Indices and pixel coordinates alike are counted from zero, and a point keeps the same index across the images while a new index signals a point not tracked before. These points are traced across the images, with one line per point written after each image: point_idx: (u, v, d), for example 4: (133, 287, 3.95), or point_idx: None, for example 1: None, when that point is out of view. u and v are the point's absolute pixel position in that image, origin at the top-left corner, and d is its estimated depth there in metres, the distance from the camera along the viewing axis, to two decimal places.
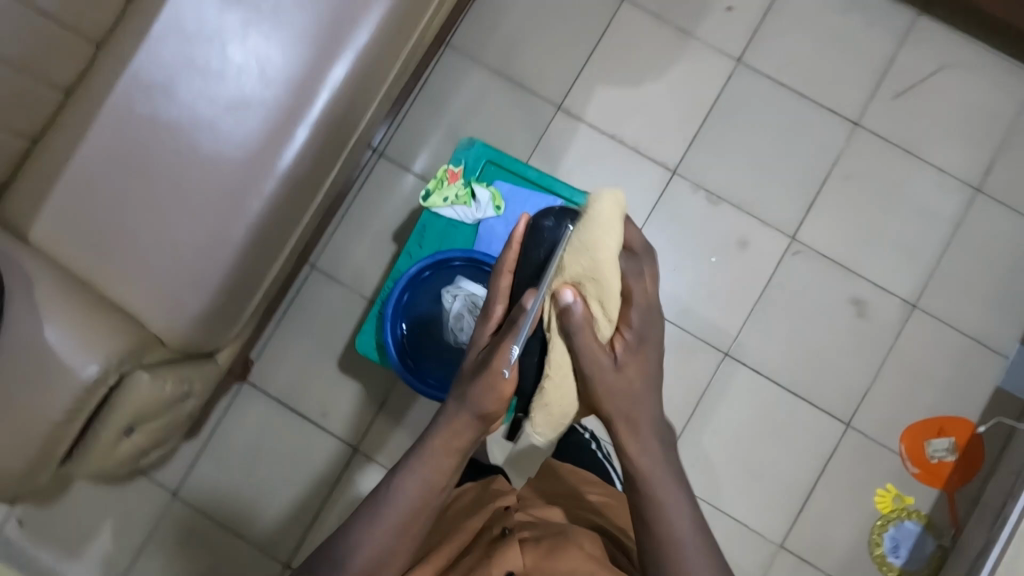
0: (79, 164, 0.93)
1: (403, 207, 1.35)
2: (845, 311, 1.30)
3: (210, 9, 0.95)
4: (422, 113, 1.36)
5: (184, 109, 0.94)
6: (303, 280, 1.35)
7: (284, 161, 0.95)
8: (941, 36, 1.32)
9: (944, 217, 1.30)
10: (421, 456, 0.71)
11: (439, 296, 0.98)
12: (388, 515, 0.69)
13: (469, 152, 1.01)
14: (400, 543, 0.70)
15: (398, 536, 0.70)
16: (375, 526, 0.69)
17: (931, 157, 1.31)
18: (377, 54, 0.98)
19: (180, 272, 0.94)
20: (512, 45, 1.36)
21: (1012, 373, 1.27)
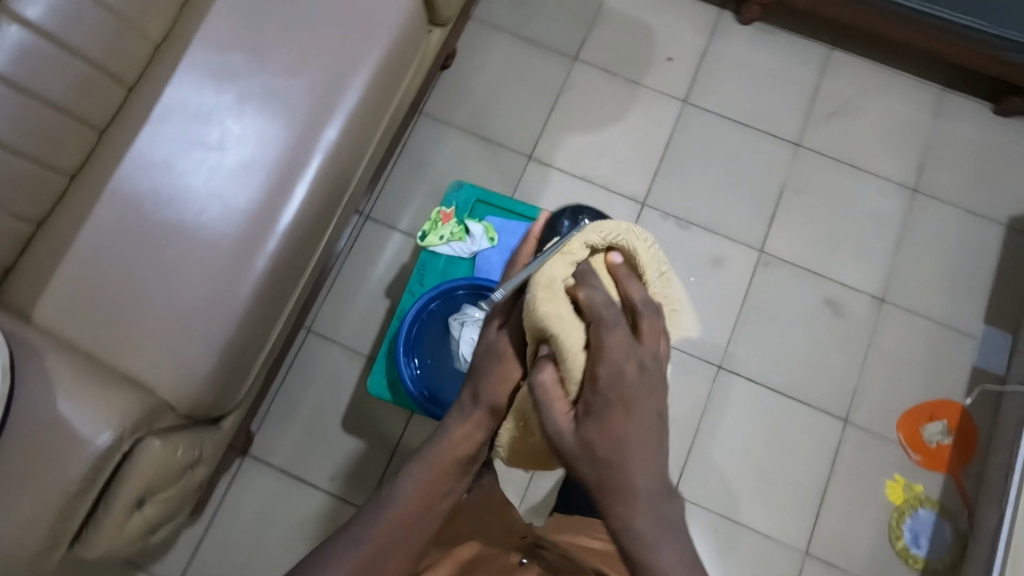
0: (86, 242, 0.97)
1: (393, 262, 1.40)
2: (821, 313, 1.38)
3: (206, 90, 1.03)
4: (404, 174, 1.44)
5: (186, 180, 1.00)
6: (301, 343, 1.36)
7: (285, 220, 1.00)
8: (855, 64, 1.51)
9: (891, 218, 1.43)
10: (428, 456, 0.73)
11: (446, 327, 1.04)
12: (393, 508, 0.70)
13: (459, 194, 1.11)
14: (401, 547, 0.69)
15: (401, 532, 0.69)
16: (379, 519, 0.69)
17: (869, 167, 1.46)
18: (364, 117, 1.07)
19: (189, 336, 0.96)
20: (481, 106, 1.48)
21: (982, 352, 1.36)
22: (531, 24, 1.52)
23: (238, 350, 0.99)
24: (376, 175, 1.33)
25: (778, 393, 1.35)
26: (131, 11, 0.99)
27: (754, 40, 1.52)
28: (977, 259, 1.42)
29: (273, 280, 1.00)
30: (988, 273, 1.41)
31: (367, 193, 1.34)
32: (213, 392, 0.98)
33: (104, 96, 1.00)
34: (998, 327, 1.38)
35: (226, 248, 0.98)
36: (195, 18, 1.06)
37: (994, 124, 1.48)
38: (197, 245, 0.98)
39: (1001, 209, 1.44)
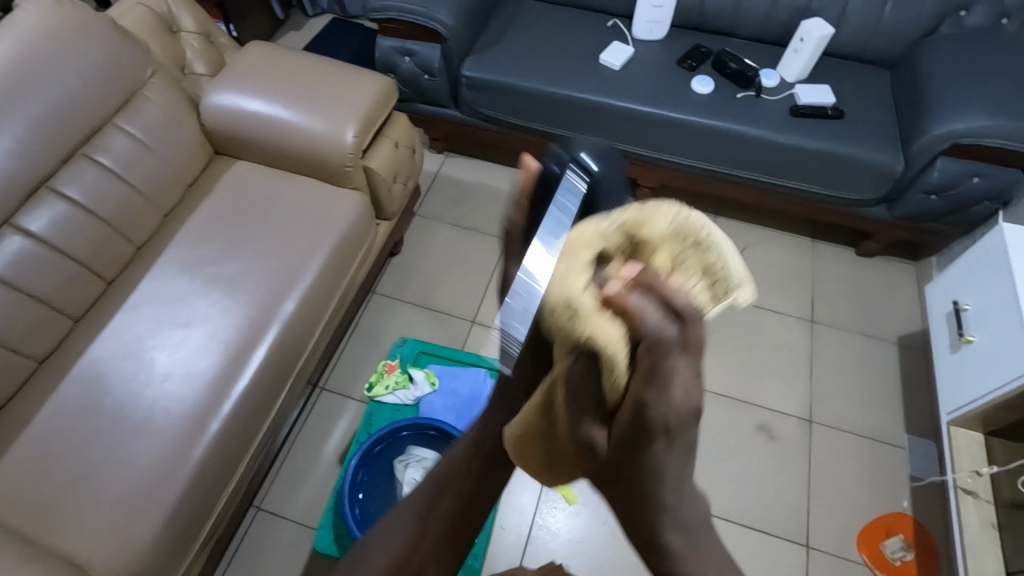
0: (46, 421, 1.02)
1: (347, 428, 1.44)
2: (757, 438, 1.46)
3: (178, 279, 1.19)
4: (358, 347, 1.57)
5: (150, 356, 1.09)
6: (250, 522, 1.32)
7: (241, 383, 1.09)
8: (737, 227, 1.83)
9: (798, 346, 1.60)
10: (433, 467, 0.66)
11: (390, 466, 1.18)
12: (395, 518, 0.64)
13: (403, 348, 1.41)
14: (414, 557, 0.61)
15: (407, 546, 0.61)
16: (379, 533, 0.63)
17: (768, 305, 1.67)
18: (319, 291, 1.23)
19: (133, 505, 0.96)
20: (427, 283, 1.68)
21: (914, 461, 1.43)
22: (466, 215, 1.81)
23: (183, 520, 0.98)
24: (330, 347, 1.45)
25: (734, 523, 1.36)
26: (122, 221, 1.19)
27: None
28: (884, 375, 1.56)
29: (225, 443, 1.05)
30: (897, 387, 1.55)
31: (322, 365, 1.44)
32: (152, 567, 0.94)
33: (85, 290, 1.14)
34: (920, 435, 1.47)
35: (181, 415, 1.04)
36: (176, 226, 1.27)
37: (862, 262, 1.76)
38: (155, 415, 1.04)
39: (890, 329, 1.64)
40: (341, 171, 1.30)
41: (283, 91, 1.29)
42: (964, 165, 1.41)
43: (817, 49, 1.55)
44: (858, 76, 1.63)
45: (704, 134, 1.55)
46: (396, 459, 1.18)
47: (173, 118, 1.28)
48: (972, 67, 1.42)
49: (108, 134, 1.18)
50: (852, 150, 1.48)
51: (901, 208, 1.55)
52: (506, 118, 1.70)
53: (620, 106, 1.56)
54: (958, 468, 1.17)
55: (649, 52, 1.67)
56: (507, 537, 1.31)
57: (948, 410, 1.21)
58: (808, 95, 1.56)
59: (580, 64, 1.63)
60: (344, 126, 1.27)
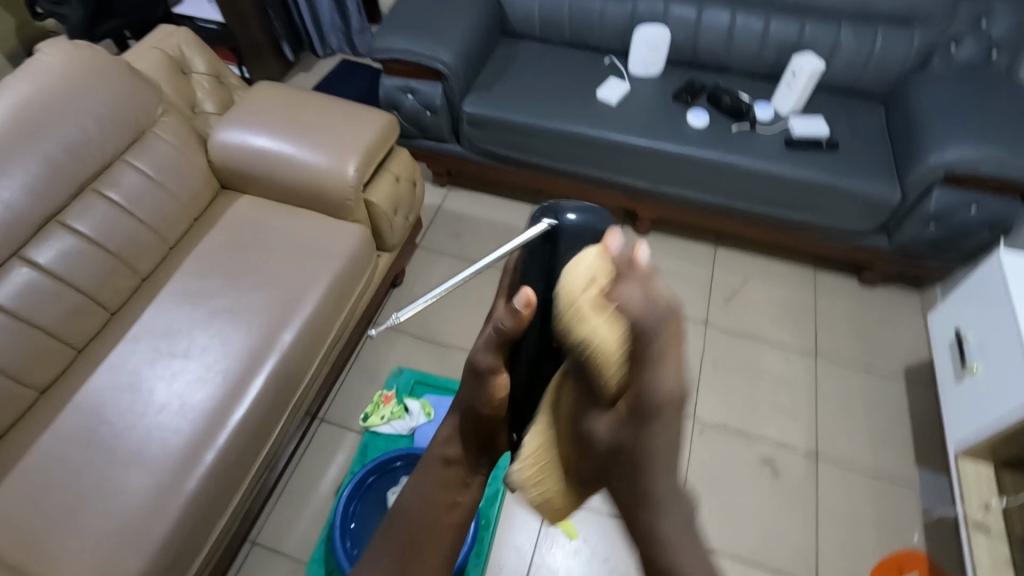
0: (41, 452, 1.03)
1: (346, 461, 1.43)
2: (763, 472, 1.43)
3: (179, 312, 1.20)
4: (357, 380, 1.57)
5: (148, 386, 1.10)
6: (243, 557, 1.30)
7: (238, 414, 1.09)
8: (737, 258, 1.83)
9: (801, 377, 1.58)
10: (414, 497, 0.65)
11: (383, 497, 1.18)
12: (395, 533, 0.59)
13: (400, 378, 1.52)
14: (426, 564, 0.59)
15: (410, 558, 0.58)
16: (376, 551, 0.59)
17: (770, 335, 1.66)
18: (318, 321, 1.24)
19: (124, 537, 0.95)
20: (427, 315, 1.69)
21: (926, 496, 1.39)
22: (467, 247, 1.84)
23: (172, 554, 0.97)
24: (328, 380, 1.45)
25: (741, 561, 1.32)
26: (127, 254, 1.22)
27: (652, 246, 1.85)
28: (891, 407, 1.53)
29: (218, 475, 1.04)
30: (905, 419, 1.51)
31: (321, 397, 1.44)
32: None
33: (89, 322, 1.16)
34: (931, 469, 1.43)
35: (177, 446, 1.04)
36: (181, 259, 1.29)
37: (864, 292, 1.75)
38: (150, 445, 1.04)
39: (896, 360, 1.61)
40: (342, 204, 1.33)
41: (288, 127, 1.34)
42: (960, 195, 1.42)
43: (809, 82, 1.58)
44: (852, 109, 1.66)
45: (700, 167, 1.57)
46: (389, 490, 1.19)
47: (181, 154, 1.33)
48: (963, 99, 1.45)
49: (118, 170, 1.23)
50: (847, 180, 1.49)
51: (900, 237, 1.55)
52: (505, 152, 1.74)
53: (616, 140, 1.59)
54: (969, 501, 1.14)
55: (644, 88, 1.72)
56: (507, 575, 1.27)
57: (955, 442, 1.19)
58: (804, 126, 1.58)
59: (576, 100, 1.67)
60: (345, 160, 1.30)
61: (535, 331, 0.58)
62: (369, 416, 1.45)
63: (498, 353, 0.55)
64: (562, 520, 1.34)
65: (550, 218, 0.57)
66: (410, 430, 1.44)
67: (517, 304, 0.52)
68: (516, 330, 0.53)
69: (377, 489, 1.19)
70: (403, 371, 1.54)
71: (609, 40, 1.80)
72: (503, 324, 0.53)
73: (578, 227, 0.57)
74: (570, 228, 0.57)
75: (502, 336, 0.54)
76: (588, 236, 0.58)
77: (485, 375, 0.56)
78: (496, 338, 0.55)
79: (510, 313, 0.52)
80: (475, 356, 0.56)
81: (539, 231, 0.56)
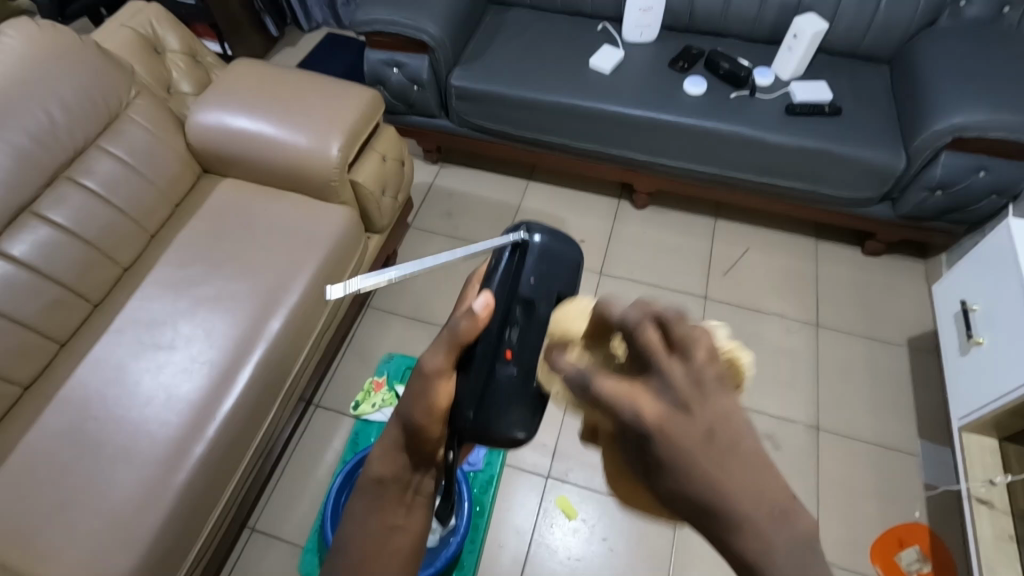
0: (29, 448, 1.01)
1: (341, 446, 1.41)
2: (763, 448, 1.41)
3: (163, 302, 1.17)
4: (351, 364, 1.54)
5: (134, 379, 1.08)
6: (241, 545, 1.30)
7: (226, 406, 1.07)
8: (738, 230, 1.78)
9: (802, 350, 1.56)
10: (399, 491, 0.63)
11: None
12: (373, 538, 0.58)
13: (391, 364, 1.51)
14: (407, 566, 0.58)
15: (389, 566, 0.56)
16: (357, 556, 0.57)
17: (771, 309, 1.63)
18: (305, 309, 1.21)
19: (116, 532, 0.94)
20: (420, 296, 1.66)
21: (928, 468, 1.38)
22: (460, 226, 1.79)
23: (164, 547, 0.96)
24: (321, 365, 1.42)
25: None
26: (106, 244, 1.18)
27: (650, 220, 1.80)
28: (893, 379, 1.51)
29: (209, 466, 1.03)
30: (908, 392, 1.49)
31: (314, 382, 1.42)
32: None
33: (70, 315, 1.13)
34: (934, 441, 1.42)
35: (165, 440, 1.02)
36: (163, 247, 1.26)
37: (867, 262, 1.71)
38: (138, 438, 1.02)
39: (899, 331, 1.58)
40: (325, 185, 1.28)
41: (267, 106, 1.29)
42: (968, 160, 1.37)
43: (810, 45, 1.52)
44: (856, 73, 1.59)
45: (697, 138, 1.52)
46: None
47: (158, 138, 1.28)
48: (973, 59, 1.38)
49: (92, 157, 1.19)
50: (850, 148, 1.43)
51: (904, 206, 1.50)
52: (496, 127, 1.68)
53: (610, 111, 1.53)
54: (972, 476, 1.12)
55: (639, 55, 1.65)
56: (504, 557, 1.27)
57: (959, 416, 1.17)
58: (805, 92, 1.52)
59: (568, 69, 1.61)
60: (327, 140, 1.25)
61: (497, 325, 0.66)
62: (361, 404, 1.47)
63: (447, 354, 0.62)
64: (561, 500, 1.33)
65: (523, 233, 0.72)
66: None
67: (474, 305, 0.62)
68: (469, 333, 0.61)
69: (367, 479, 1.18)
70: (393, 357, 1.53)
71: (602, 7, 1.72)
72: (458, 326, 0.61)
73: (541, 241, 0.72)
74: (538, 243, 0.72)
75: (455, 338, 0.61)
76: (553, 252, 0.72)
77: (430, 377, 0.62)
78: (449, 339, 0.62)
79: (470, 316, 0.61)
80: (427, 357, 0.62)
81: (510, 242, 0.71)
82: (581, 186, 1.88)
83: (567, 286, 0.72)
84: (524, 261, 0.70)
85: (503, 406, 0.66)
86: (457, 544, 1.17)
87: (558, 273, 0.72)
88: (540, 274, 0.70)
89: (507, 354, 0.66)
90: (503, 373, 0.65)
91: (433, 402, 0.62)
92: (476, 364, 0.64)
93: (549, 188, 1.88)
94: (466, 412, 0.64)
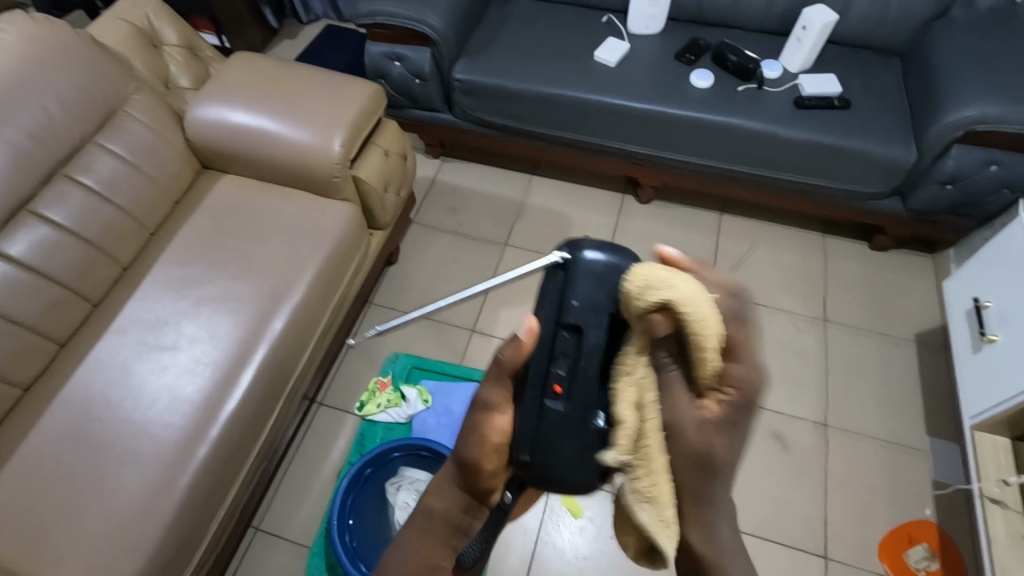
0: (31, 451, 1.00)
1: (347, 445, 1.40)
2: (771, 446, 1.40)
3: (167, 301, 1.16)
4: (355, 362, 1.53)
5: (138, 380, 1.07)
6: (247, 546, 1.29)
7: (230, 407, 1.05)
8: (744, 226, 1.76)
9: (809, 346, 1.54)
10: None
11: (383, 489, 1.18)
12: None
13: (396, 362, 1.49)
14: None
15: None
16: None
17: (778, 305, 1.61)
18: (309, 308, 1.19)
19: (119, 536, 0.93)
20: (425, 293, 1.64)
21: (937, 465, 1.37)
22: (464, 222, 1.77)
23: (169, 551, 0.95)
24: (325, 363, 1.41)
25: (751, 537, 1.30)
26: (106, 242, 1.16)
27: (655, 215, 1.78)
28: (903, 376, 1.49)
29: (214, 468, 1.02)
30: (917, 389, 1.48)
31: (318, 381, 1.41)
32: None
33: (70, 315, 1.12)
34: (943, 438, 1.41)
35: (169, 441, 1.01)
36: (164, 245, 1.24)
37: (875, 256, 1.69)
38: (142, 440, 1.01)
39: (908, 327, 1.57)
40: (327, 181, 1.26)
41: (268, 102, 1.26)
42: (980, 153, 1.35)
43: (820, 37, 1.49)
44: (865, 65, 1.57)
45: (704, 132, 1.50)
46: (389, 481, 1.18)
47: (157, 134, 1.26)
48: (986, 51, 1.36)
49: (90, 153, 1.16)
50: (859, 141, 1.41)
51: (915, 200, 1.48)
52: (500, 121, 1.66)
53: (617, 105, 1.51)
54: (985, 477, 1.12)
55: (644, 47, 1.62)
56: (511, 556, 1.26)
57: (971, 414, 1.16)
58: (813, 84, 1.49)
59: (573, 63, 1.58)
60: (331, 135, 1.23)
61: (538, 361, 0.66)
62: (366, 404, 1.43)
63: (502, 389, 0.66)
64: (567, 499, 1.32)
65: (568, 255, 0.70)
66: (407, 417, 1.42)
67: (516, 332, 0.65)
68: (513, 359, 0.65)
69: (376, 481, 1.18)
70: (399, 357, 1.51)
71: None
72: (503, 355, 0.65)
73: (595, 259, 0.69)
74: (590, 261, 0.69)
75: (503, 363, 0.65)
76: (606, 272, 0.68)
77: (482, 410, 0.66)
78: (501, 369, 0.65)
79: (513, 342, 0.64)
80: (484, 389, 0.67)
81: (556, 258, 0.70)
82: (586, 180, 1.86)
83: (625, 303, 0.67)
84: (570, 281, 0.68)
85: (552, 442, 0.64)
86: None
87: (612, 291, 0.67)
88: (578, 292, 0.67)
89: (556, 389, 0.65)
90: (549, 407, 0.64)
91: (485, 434, 0.65)
92: (526, 405, 0.65)
93: (553, 182, 1.86)
94: (520, 456, 0.64)
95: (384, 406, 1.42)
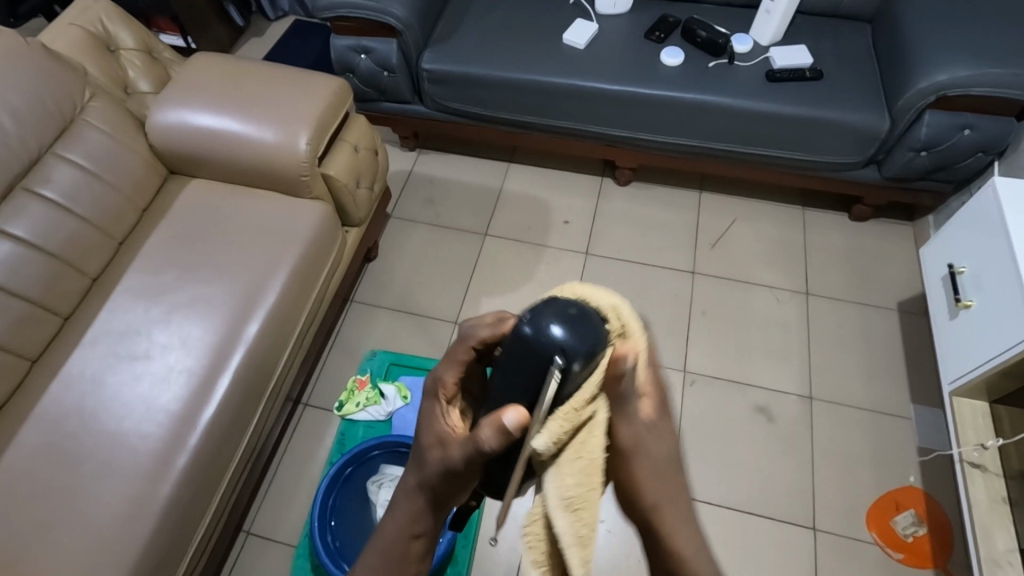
0: (5, 470, 0.99)
1: (331, 445, 1.40)
2: (757, 421, 1.41)
3: (137, 311, 1.14)
4: (338, 360, 1.52)
5: (112, 392, 1.06)
6: (237, 552, 1.29)
7: (207, 415, 1.04)
8: (724, 202, 1.76)
9: (791, 320, 1.55)
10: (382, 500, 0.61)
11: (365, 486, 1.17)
12: None
13: (373, 360, 1.48)
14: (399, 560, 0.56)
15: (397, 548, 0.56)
16: None
17: (761, 280, 1.61)
18: (283, 309, 1.18)
19: (101, 551, 0.92)
20: (407, 288, 1.63)
21: (922, 432, 1.38)
22: (442, 213, 1.76)
23: (153, 562, 0.95)
24: (308, 363, 1.40)
25: (740, 512, 1.31)
26: (72, 254, 1.15)
27: (634, 197, 1.77)
28: (884, 344, 1.50)
29: (193, 476, 1.01)
30: (900, 357, 1.48)
31: (301, 381, 1.40)
32: None
33: (39, 330, 1.10)
34: (927, 404, 1.41)
35: (147, 452, 1.00)
36: (132, 253, 1.22)
37: (855, 227, 1.69)
38: (118, 453, 1.00)
39: (889, 295, 1.57)
40: (296, 180, 1.24)
41: (231, 103, 1.24)
42: (953, 117, 1.34)
43: (789, 8, 1.47)
44: (837, 33, 1.55)
45: (676, 110, 1.48)
46: (371, 478, 1.17)
47: (119, 141, 1.24)
48: (954, 14, 1.35)
49: (49, 164, 1.14)
50: (831, 111, 1.40)
51: (890, 168, 1.47)
52: (472, 110, 1.64)
53: (588, 86, 1.49)
54: (964, 441, 1.13)
55: (613, 27, 1.60)
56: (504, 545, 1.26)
57: (950, 380, 1.16)
58: (784, 57, 1.48)
59: (542, 45, 1.56)
60: (296, 134, 1.21)
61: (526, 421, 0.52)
62: (344, 403, 1.41)
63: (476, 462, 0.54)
64: None
65: (529, 328, 0.49)
66: (387, 414, 1.40)
67: (501, 420, 0.48)
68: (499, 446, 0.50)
69: (357, 479, 1.17)
70: (376, 354, 1.50)
71: None
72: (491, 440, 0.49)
73: (557, 338, 0.47)
74: (554, 344, 0.47)
75: (484, 453, 0.51)
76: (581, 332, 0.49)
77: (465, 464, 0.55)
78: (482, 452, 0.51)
79: (493, 428, 0.49)
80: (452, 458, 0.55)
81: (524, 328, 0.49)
82: (563, 165, 1.85)
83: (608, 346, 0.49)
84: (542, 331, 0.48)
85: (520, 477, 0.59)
86: (449, 540, 1.12)
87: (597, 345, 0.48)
88: (521, 374, 0.50)
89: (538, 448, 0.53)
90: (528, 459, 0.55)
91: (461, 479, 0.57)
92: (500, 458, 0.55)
93: (531, 168, 1.84)
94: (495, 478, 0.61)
95: (364, 404, 1.40)
